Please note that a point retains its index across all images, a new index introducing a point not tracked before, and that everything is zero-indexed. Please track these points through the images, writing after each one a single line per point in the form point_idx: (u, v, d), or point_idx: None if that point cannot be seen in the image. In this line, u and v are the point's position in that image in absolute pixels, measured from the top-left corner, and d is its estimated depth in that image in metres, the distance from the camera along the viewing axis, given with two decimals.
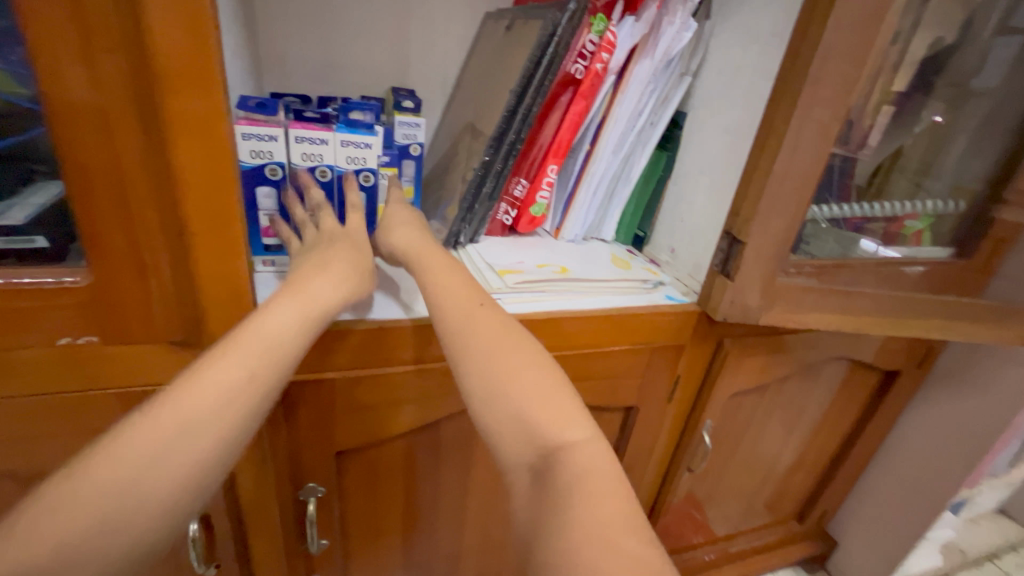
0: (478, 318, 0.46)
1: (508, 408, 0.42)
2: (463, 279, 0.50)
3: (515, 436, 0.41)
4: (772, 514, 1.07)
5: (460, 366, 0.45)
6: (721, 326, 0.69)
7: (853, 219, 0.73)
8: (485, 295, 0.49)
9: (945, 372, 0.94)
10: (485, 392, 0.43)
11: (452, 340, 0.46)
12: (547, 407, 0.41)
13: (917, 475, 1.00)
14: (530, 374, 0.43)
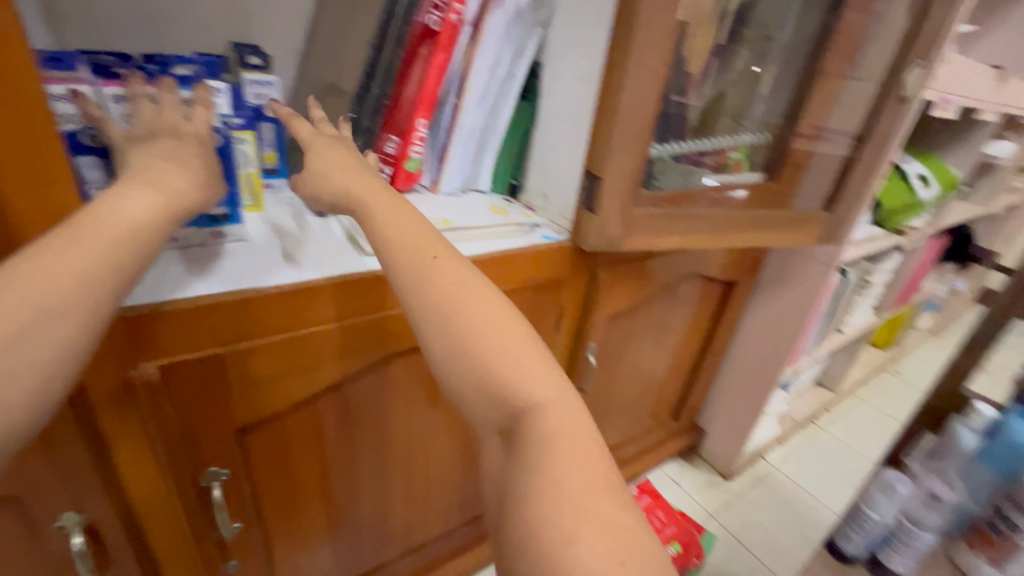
0: (433, 273, 0.45)
1: (476, 367, 0.43)
2: (414, 228, 0.47)
3: (484, 396, 0.43)
4: (654, 418, 1.25)
5: (422, 326, 0.45)
6: (592, 257, 0.76)
7: (690, 154, 0.85)
8: (440, 244, 0.47)
9: (768, 277, 1.16)
10: (451, 352, 0.44)
11: (410, 301, 0.45)
12: (513, 366, 0.43)
13: (755, 362, 1.24)
14: (496, 333, 0.44)
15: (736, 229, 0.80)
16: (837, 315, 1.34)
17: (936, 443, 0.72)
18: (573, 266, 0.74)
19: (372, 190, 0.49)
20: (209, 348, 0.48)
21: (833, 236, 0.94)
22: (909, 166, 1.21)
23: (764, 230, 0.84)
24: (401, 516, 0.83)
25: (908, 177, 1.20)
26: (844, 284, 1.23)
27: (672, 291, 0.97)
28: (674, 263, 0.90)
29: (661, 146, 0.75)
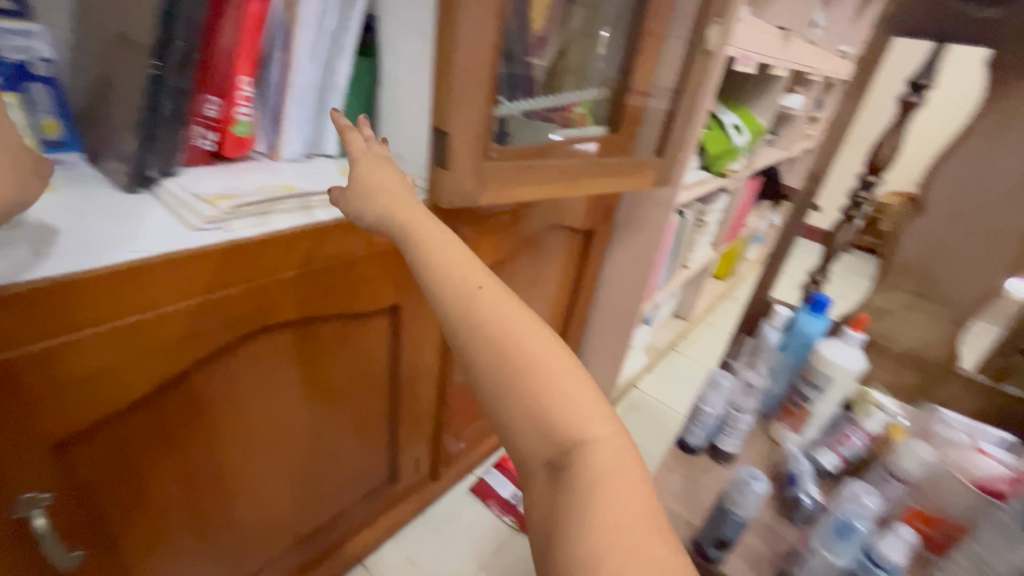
0: (478, 303, 0.46)
1: (521, 395, 0.44)
2: (456, 258, 0.49)
3: (530, 428, 0.44)
4: None
5: (472, 357, 0.46)
6: (450, 214, 0.76)
7: (539, 111, 0.91)
8: (484, 276, 0.48)
9: (621, 222, 1.28)
10: (499, 381, 0.45)
11: (464, 332, 0.46)
12: (558, 402, 0.44)
13: (619, 302, 1.38)
14: (546, 364, 0.45)
15: (583, 178, 0.86)
16: (681, 251, 1.53)
17: (750, 342, 0.86)
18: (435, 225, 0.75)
19: (418, 218, 0.51)
20: (83, 330, 0.44)
21: (667, 180, 1.06)
22: (726, 116, 1.41)
23: (607, 177, 0.92)
24: (286, 499, 0.80)
25: (725, 125, 1.40)
26: (684, 222, 1.40)
27: (537, 242, 1.03)
28: (534, 215, 0.95)
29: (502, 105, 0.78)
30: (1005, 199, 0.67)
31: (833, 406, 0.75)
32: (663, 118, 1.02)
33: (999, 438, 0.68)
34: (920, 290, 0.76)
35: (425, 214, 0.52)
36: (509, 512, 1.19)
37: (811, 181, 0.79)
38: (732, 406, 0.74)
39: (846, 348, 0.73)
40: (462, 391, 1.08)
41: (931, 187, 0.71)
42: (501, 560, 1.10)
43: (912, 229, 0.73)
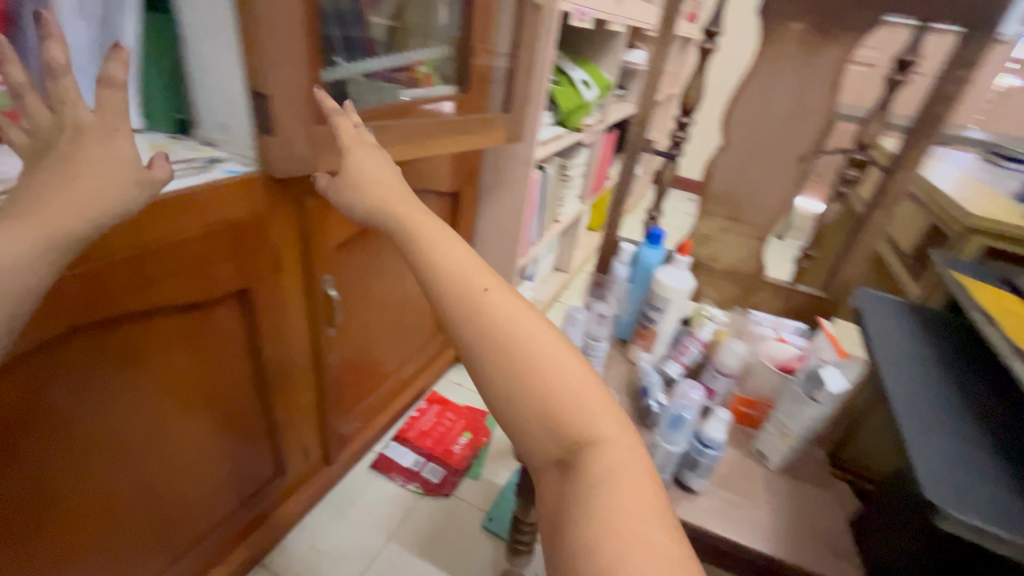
0: (487, 305, 0.47)
1: (526, 392, 0.44)
2: (462, 260, 0.50)
3: (536, 425, 0.45)
4: (424, 332, 1.35)
5: (474, 355, 0.46)
6: (288, 185, 0.72)
7: (382, 71, 0.89)
8: (489, 278, 0.49)
9: (488, 181, 1.32)
10: (507, 378, 0.45)
11: (469, 334, 0.46)
12: (565, 402, 0.44)
13: (498, 260, 1.41)
14: (554, 364, 0.45)
15: (432, 136, 0.84)
16: (550, 205, 1.60)
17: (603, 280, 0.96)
18: (274, 197, 0.70)
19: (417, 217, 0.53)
20: None
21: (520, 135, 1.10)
22: (574, 74, 1.49)
23: (458, 135, 0.91)
24: (140, 519, 0.73)
25: (575, 81, 1.48)
26: (547, 177, 1.46)
27: None
28: (389, 179, 0.93)
29: (333, 68, 0.76)
30: (782, 130, 0.80)
31: (674, 323, 0.85)
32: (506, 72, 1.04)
33: (794, 326, 0.84)
34: (732, 215, 0.88)
35: (422, 214, 0.54)
36: (412, 479, 1.21)
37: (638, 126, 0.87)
38: (589, 336, 0.80)
39: (677, 271, 0.83)
40: (343, 370, 1.05)
41: (728, 124, 0.82)
42: (410, 525, 1.12)
43: (719, 163, 0.85)
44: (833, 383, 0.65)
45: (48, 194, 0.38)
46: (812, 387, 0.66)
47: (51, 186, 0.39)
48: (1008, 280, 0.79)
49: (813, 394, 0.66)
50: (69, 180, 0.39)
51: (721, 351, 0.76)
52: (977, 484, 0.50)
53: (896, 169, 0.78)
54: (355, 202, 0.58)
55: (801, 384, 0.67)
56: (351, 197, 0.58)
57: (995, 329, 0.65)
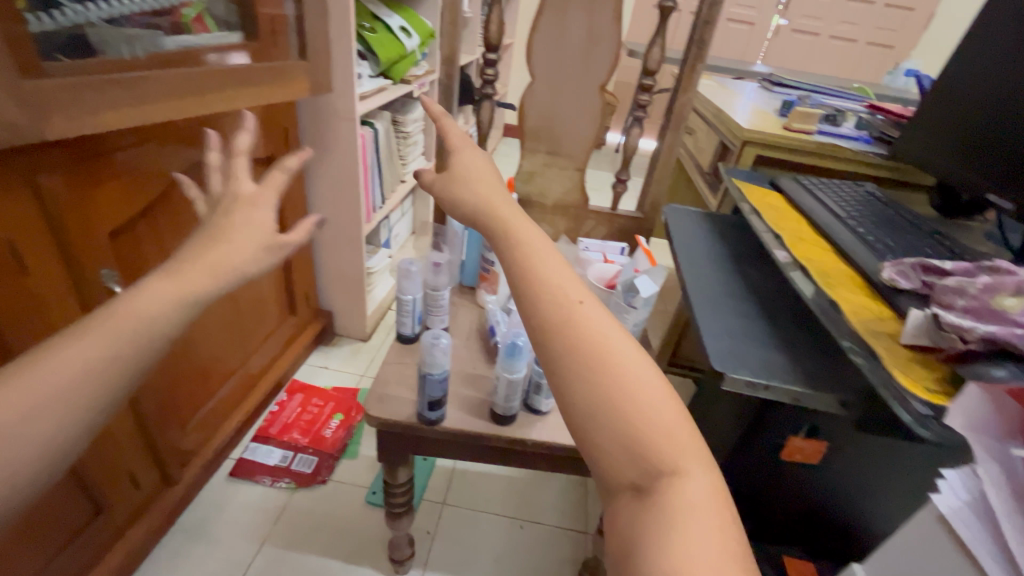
0: (580, 318, 0.39)
1: (609, 414, 0.36)
2: (558, 269, 0.43)
3: (616, 453, 0.36)
4: (268, 319, 1.23)
5: (559, 368, 0.38)
6: (10, 162, 0.57)
7: (134, 14, 0.72)
8: (581, 290, 0.42)
9: (310, 143, 1.22)
10: (591, 397, 0.37)
11: (555, 345, 0.39)
12: (656, 432, 0.36)
13: (340, 228, 1.33)
14: (642, 383, 0.37)
15: (211, 89, 0.72)
16: (391, 164, 1.51)
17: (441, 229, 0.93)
18: None
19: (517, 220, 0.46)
20: None
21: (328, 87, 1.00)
22: (391, 20, 1.37)
23: (246, 87, 0.80)
24: None
25: (393, 30, 1.37)
26: (378, 133, 1.37)
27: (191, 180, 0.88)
28: (165, 147, 0.79)
29: (60, 12, 0.62)
30: (580, 61, 0.83)
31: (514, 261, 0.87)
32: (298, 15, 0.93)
33: (618, 248, 0.91)
34: (551, 149, 0.91)
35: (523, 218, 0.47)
36: (282, 477, 1.12)
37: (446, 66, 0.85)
38: (428, 287, 0.78)
39: None
40: (165, 379, 0.91)
41: (531, 57, 0.83)
42: (285, 523, 1.04)
43: (530, 98, 0.86)
44: (644, 288, 0.72)
45: (193, 256, 0.45)
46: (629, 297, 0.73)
47: (201, 249, 0.46)
48: (772, 181, 0.94)
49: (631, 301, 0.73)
50: (219, 240, 0.46)
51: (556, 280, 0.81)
52: (749, 349, 0.59)
53: (678, 91, 0.86)
54: (460, 195, 0.50)
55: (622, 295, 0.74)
56: (458, 192, 0.51)
57: (760, 220, 0.77)
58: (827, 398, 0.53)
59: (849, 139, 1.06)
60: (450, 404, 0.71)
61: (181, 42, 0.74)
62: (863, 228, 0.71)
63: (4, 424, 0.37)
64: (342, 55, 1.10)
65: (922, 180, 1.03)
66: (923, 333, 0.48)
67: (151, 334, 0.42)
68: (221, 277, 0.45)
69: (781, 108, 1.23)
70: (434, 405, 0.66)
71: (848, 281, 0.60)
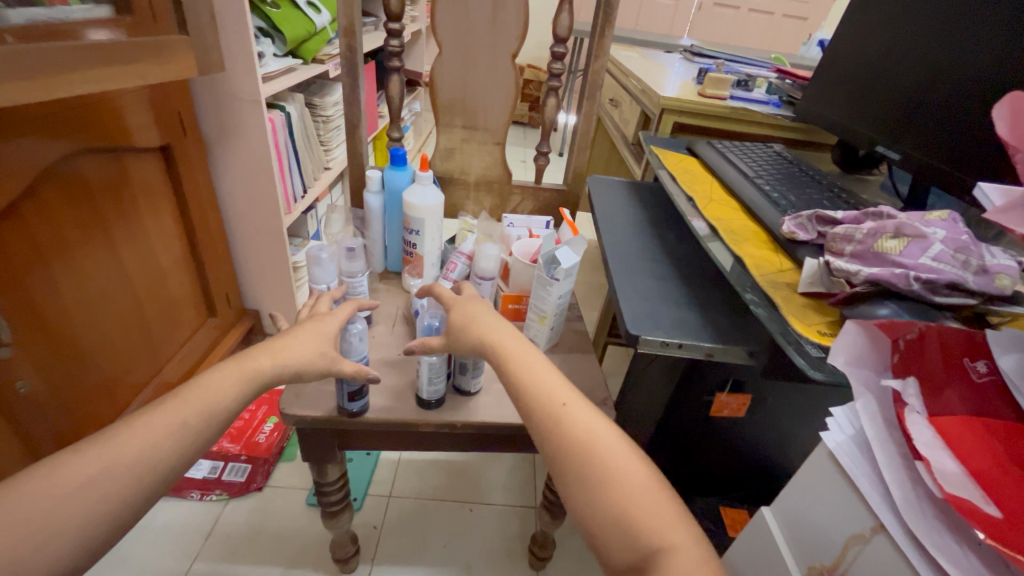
0: (566, 420, 0.47)
1: (600, 503, 0.42)
2: (545, 374, 0.51)
3: (613, 539, 0.41)
4: (184, 324, 1.14)
5: (556, 466, 0.45)
6: None
7: None
8: (565, 392, 0.50)
9: (216, 130, 1.13)
10: (586, 492, 0.43)
11: (550, 447, 0.46)
12: (642, 512, 0.41)
13: (258, 221, 1.25)
14: (623, 471, 0.43)
15: (62, 67, 0.63)
16: (310, 151, 1.43)
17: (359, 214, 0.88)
18: None
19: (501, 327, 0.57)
20: None
21: (209, 63, 0.92)
22: None
23: (116, 67, 0.72)
24: None
25: (299, 5, 1.27)
26: (291, 117, 1.28)
27: (64, 174, 0.78)
28: (19, 138, 0.70)
29: None
30: (487, 29, 0.79)
31: (438, 241, 0.83)
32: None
33: (543, 221, 0.90)
34: (468, 124, 0.88)
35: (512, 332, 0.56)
36: (212, 489, 1.05)
37: (346, 38, 0.79)
38: (344, 275, 0.74)
39: (424, 187, 0.80)
40: (58, 400, 0.82)
41: (436, 26, 0.79)
42: (219, 536, 0.98)
43: (439, 70, 0.83)
44: (564, 259, 0.69)
45: (257, 349, 0.55)
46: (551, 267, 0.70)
47: (266, 346, 0.55)
48: (688, 146, 0.95)
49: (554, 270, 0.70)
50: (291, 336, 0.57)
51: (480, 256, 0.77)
52: (666, 310, 0.60)
53: (591, 59, 0.84)
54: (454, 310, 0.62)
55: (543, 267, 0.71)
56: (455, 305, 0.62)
57: (676, 185, 0.78)
58: (737, 351, 0.55)
59: (760, 103, 1.09)
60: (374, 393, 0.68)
61: (32, 19, 0.64)
62: (768, 186, 0.73)
63: (85, 480, 0.44)
64: (237, 31, 1.01)
65: (827, 140, 1.08)
66: (818, 281, 0.50)
67: (209, 413, 0.50)
68: (280, 363, 0.54)
69: (698, 76, 1.26)
70: (355, 397, 0.62)
71: (753, 237, 0.62)
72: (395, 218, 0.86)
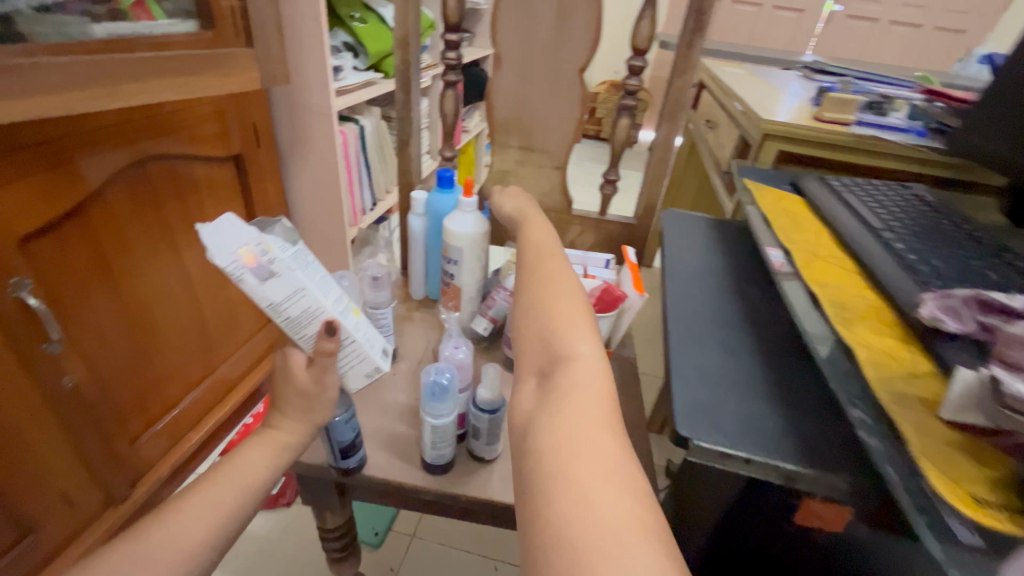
0: (546, 260, 0.54)
1: (535, 318, 0.46)
2: (544, 238, 0.59)
3: (534, 343, 0.44)
4: (242, 328, 1.16)
5: (520, 296, 0.51)
6: None
7: (68, 3, 0.73)
8: (560, 252, 0.57)
9: (290, 141, 1.15)
10: (530, 305, 0.48)
11: (523, 278, 0.53)
12: (565, 324, 0.44)
13: (325, 231, 1.26)
14: (566, 307, 0.47)
15: (118, 77, 0.64)
16: (383, 164, 1.43)
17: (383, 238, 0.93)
18: None
19: (541, 232, 0.61)
20: None
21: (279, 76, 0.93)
22: (385, 10, 1.27)
23: (176, 78, 0.72)
24: None
25: (386, 19, 1.27)
26: (365, 130, 1.28)
27: (131, 178, 0.81)
28: (92, 143, 0.73)
29: None
30: (551, 39, 0.70)
31: (479, 273, 0.74)
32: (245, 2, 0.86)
33: (603, 258, 0.78)
34: (524, 144, 0.79)
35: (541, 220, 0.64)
36: None
37: (400, 49, 0.73)
38: (368, 305, 0.67)
39: (466, 214, 0.71)
40: (107, 396, 0.85)
41: (495, 38, 0.71)
42: (241, 551, 0.97)
43: (498, 84, 0.74)
44: (223, 243, 0.40)
45: None
46: (259, 246, 0.41)
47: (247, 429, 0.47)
48: (793, 182, 0.77)
49: (243, 272, 0.41)
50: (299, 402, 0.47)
51: (293, 328, 0.45)
52: (732, 400, 0.45)
53: (673, 73, 0.71)
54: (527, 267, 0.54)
55: (260, 288, 0.42)
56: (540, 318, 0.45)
57: (769, 230, 0.62)
58: (833, 480, 0.39)
59: (897, 131, 0.88)
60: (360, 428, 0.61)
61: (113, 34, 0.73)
62: (901, 242, 0.55)
63: None
64: (312, 44, 1.02)
65: (991, 181, 0.84)
66: (975, 407, 0.33)
67: None
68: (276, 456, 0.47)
69: (816, 96, 1.05)
70: (347, 453, 0.55)
71: (873, 318, 0.45)
72: (435, 244, 0.78)
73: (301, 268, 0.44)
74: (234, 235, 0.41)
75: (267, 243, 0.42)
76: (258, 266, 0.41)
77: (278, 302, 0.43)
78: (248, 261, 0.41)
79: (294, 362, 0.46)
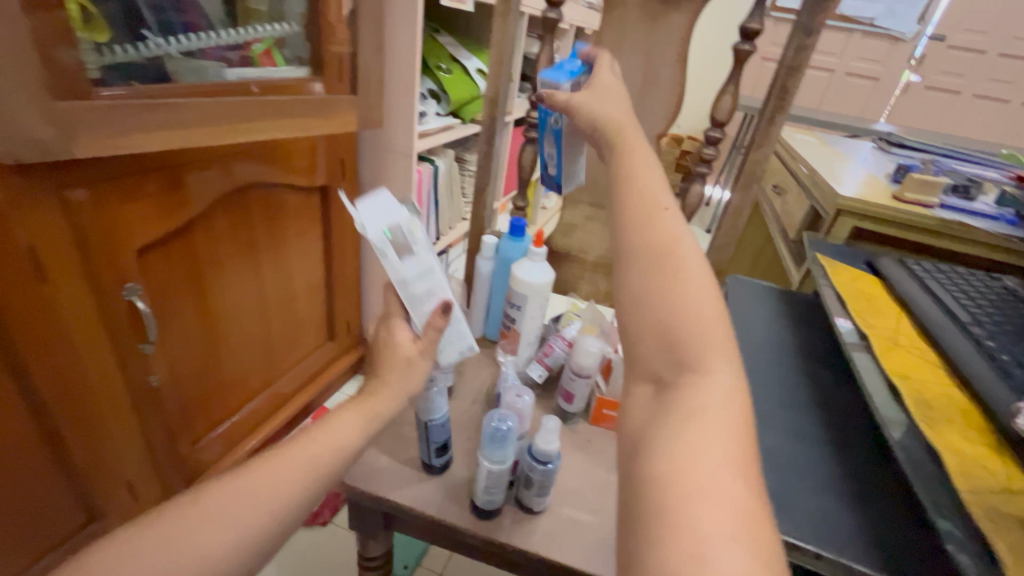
0: (659, 214, 0.43)
1: (659, 304, 0.38)
2: (652, 176, 0.46)
3: (652, 340, 0.38)
4: (303, 344, 1.23)
5: (628, 262, 0.41)
6: (65, 169, 0.62)
7: (209, 49, 0.84)
8: (671, 199, 0.45)
9: (371, 177, 1.24)
10: (641, 286, 0.39)
11: (632, 236, 0.42)
12: (692, 322, 0.37)
13: None
14: (696, 295, 0.38)
15: (244, 118, 0.73)
16: (450, 203, 1.50)
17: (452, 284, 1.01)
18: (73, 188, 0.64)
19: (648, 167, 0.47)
20: None
21: (371, 119, 1.01)
22: (470, 62, 1.37)
23: (289, 120, 0.81)
24: None
25: (470, 71, 1.36)
26: (439, 171, 1.37)
27: (233, 201, 0.90)
28: (207, 168, 0.81)
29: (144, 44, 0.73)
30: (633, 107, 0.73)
31: (540, 322, 0.77)
32: (354, 55, 0.96)
33: None
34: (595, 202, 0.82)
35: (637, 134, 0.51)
36: None
37: (489, 106, 0.79)
38: None
39: (534, 263, 0.74)
40: (180, 396, 0.91)
41: None
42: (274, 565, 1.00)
43: None
44: (378, 220, 0.50)
45: None
46: (405, 227, 0.52)
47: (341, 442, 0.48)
48: (869, 261, 0.75)
49: (390, 246, 0.50)
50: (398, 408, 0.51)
51: (412, 305, 0.52)
52: (799, 488, 0.44)
53: (752, 145, 0.72)
54: (636, 228, 0.42)
55: (397, 263, 0.51)
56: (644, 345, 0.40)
57: (843, 312, 0.60)
58: None
59: (984, 218, 0.85)
60: (414, 461, 0.63)
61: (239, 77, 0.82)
62: (992, 341, 0.52)
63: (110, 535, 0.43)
64: (403, 92, 1.11)
65: None
66: None
67: None
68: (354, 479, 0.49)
69: (894, 173, 1.03)
70: (442, 452, 0.60)
71: (962, 423, 0.43)
72: (500, 287, 0.81)
73: (430, 253, 0.54)
74: (387, 216, 0.51)
75: (412, 222, 0.52)
76: (400, 241, 0.51)
77: (408, 277, 0.51)
78: (395, 235, 0.51)
79: (401, 336, 0.52)
